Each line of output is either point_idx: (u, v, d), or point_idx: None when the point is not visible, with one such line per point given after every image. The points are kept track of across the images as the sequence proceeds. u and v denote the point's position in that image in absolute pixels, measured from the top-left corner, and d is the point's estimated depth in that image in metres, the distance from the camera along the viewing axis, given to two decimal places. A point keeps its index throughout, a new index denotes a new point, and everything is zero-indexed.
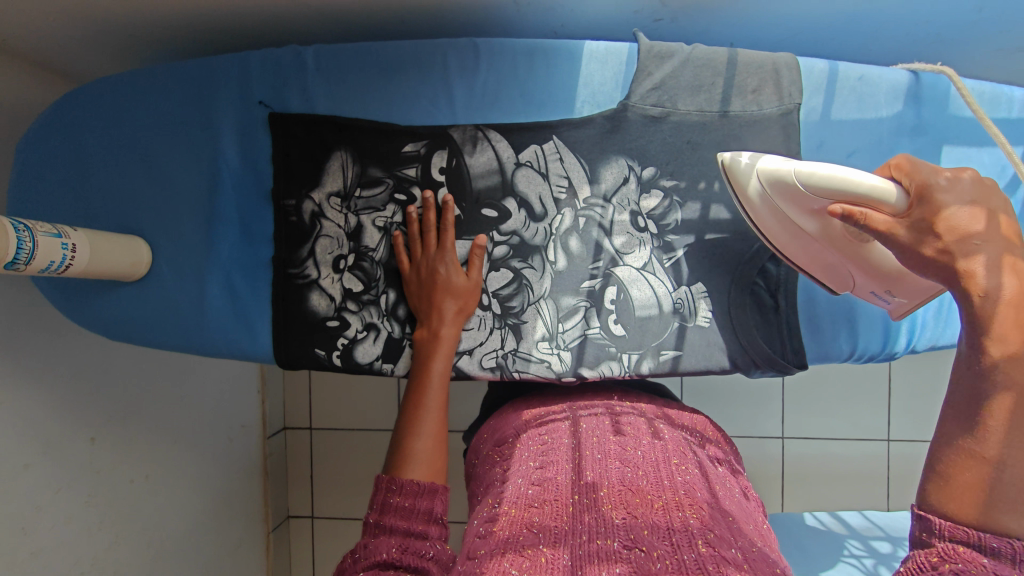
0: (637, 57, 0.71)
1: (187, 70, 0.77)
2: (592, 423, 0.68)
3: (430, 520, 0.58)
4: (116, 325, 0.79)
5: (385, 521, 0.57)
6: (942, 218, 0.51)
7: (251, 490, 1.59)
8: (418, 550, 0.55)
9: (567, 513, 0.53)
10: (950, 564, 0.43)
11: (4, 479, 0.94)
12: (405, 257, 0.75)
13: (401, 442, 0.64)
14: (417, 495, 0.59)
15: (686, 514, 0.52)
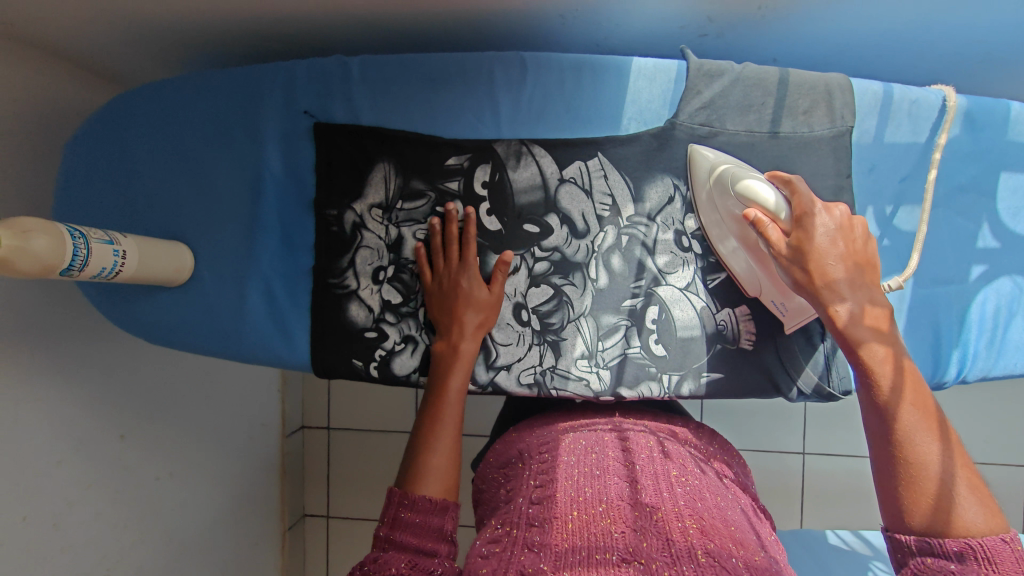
0: (686, 76, 0.70)
1: (233, 77, 0.78)
2: (593, 436, 0.69)
3: (441, 538, 0.57)
4: (155, 329, 0.80)
5: (395, 537, 0.57)
6: (812, 242, 0.58)
7: (271, 488, 1.60)
8: (425, 570, 0.54)
9: (565, 530, 0.53)
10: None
11: (38, 475, 0.95)
12: (429, 269, 0.75)
13: (414, 456, 0.63)
14: (429, 512, 0.58)
15: (686, 524, 0.53)
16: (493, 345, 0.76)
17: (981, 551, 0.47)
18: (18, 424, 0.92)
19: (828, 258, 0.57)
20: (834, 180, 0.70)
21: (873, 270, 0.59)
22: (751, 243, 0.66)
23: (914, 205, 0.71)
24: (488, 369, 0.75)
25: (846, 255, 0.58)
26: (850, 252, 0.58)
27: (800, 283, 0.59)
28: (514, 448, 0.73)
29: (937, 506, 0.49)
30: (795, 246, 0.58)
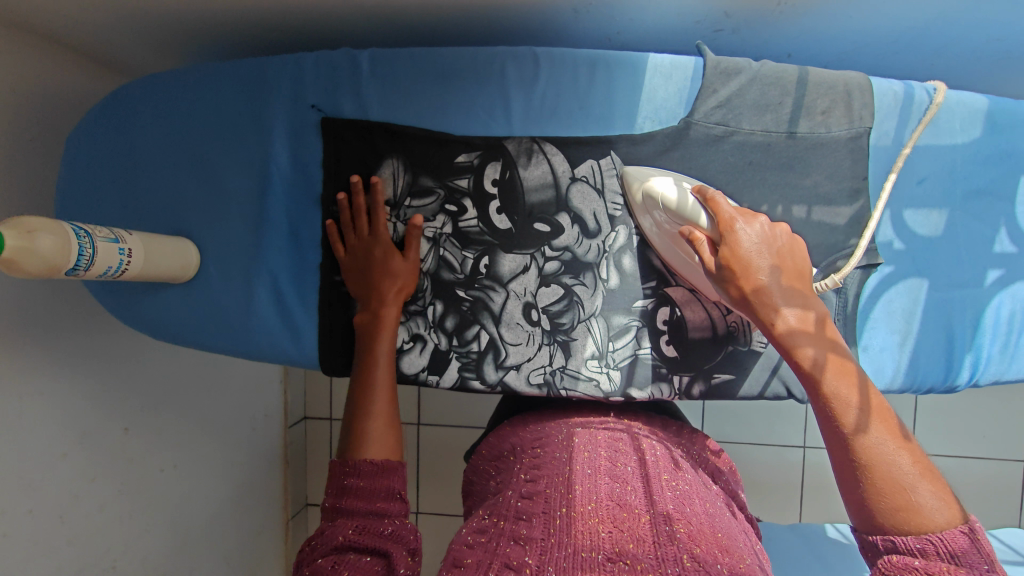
0: (703, 73, 0.69)
1: (239, 69, 0.76)
2: (583, 435, 0.68)
3: (389, 497, 0.61)
4: (160, 324, 0.79)
5: (344, 504, 0.60)
6: (740, 259, 0.57)
7: (274, 478, 1.60)
8: (376, 531, 0.58)
9: (553, 525, 0.53)
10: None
11: (42, 468, 0.95)
12: (339, 244, 0.75)
13: (353, 425, 0.66)
14: (374, 474, 0.62)
15: (674, 528, 0.53)
16: (503, 344, 0.75)
17: (945, 547, 0.45)
18: (22, 418, 0.91)
19: (756, 272, 0.56)
20: (850, 182, 0.69)
21: (804, 278, 0.58)
22: (691, 254, 0.65)
23: (932, 208, 0.70)
24: (497, 369, 0.75)
25: (774, 267, 0.56)
26: (779, 262, 0.57)
27: (735, 300, 0.58)
28: (507, 443, 0.74)
29: (899, 510, 0.47)
30: (723, 262, 0.58)
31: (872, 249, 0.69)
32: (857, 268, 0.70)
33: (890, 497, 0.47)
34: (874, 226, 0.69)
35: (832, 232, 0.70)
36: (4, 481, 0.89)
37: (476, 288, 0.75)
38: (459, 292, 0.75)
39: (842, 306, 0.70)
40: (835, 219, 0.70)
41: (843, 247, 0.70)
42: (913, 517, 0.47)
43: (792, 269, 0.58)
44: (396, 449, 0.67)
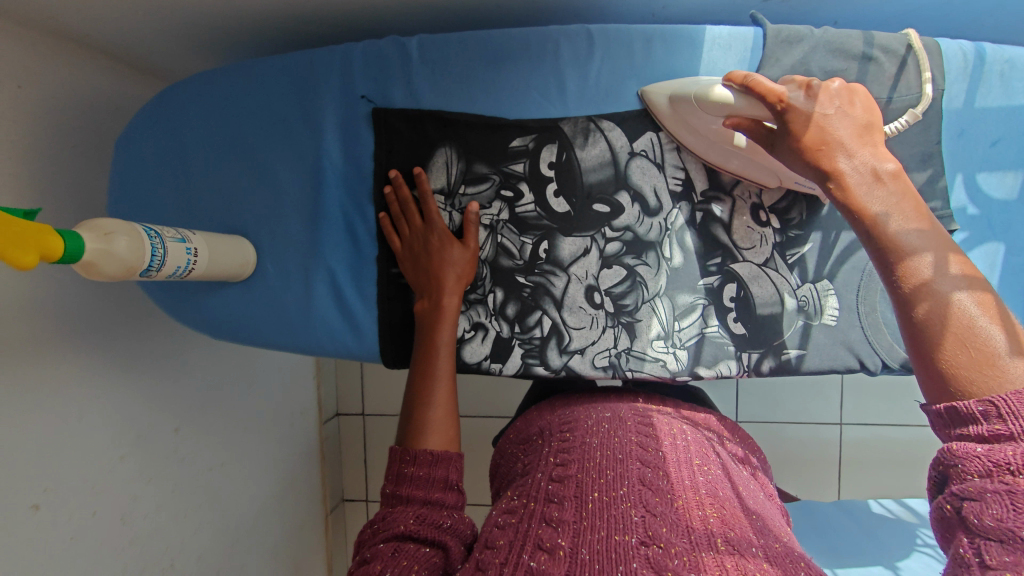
0: (764, 43, 0.68)
1: (286, 64, 0.76)
2: (612, 419, 0.68)
3: (447, 488, 0.61)
4: (220, 323, 0.79)
5: (403, 492, 0.60)
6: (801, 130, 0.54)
7: (312, 474, 1.62)
8: (434, 522, 0.58)
9: (584, 509, 0.53)
10: (954, 470, 0.41)
11: (103, 470, 0.96)
12: (394, 234, 0.75)
13: (413, 416, 0.66)
14: (432, 464, 0.62)
15: (706, 513, 0.53)
16: (566, 329, 0.75)
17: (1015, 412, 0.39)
18: (81, 421, 0.92)
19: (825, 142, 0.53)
20: (921, 148, 0.67)
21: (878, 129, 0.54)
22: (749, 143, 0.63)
23: (1006, 170, 0.68)
24: (561, 354, 0.75)
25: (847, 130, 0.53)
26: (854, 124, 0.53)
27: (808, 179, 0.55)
28: (535, 427, 0.74)
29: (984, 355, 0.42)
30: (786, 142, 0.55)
31: (948, 216, 0.68)
32: None
33: (958, 354, 0.43)
34: (947, 191, 0.68)
35: None
36: (69, 485, 0.90)
37: (536, 273, 0.74)
38: (520, 279, 0.75)
39: None
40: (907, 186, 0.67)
41: None
42: (991, 369, 0.42)
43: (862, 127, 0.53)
44: (453, 439, 0.66)
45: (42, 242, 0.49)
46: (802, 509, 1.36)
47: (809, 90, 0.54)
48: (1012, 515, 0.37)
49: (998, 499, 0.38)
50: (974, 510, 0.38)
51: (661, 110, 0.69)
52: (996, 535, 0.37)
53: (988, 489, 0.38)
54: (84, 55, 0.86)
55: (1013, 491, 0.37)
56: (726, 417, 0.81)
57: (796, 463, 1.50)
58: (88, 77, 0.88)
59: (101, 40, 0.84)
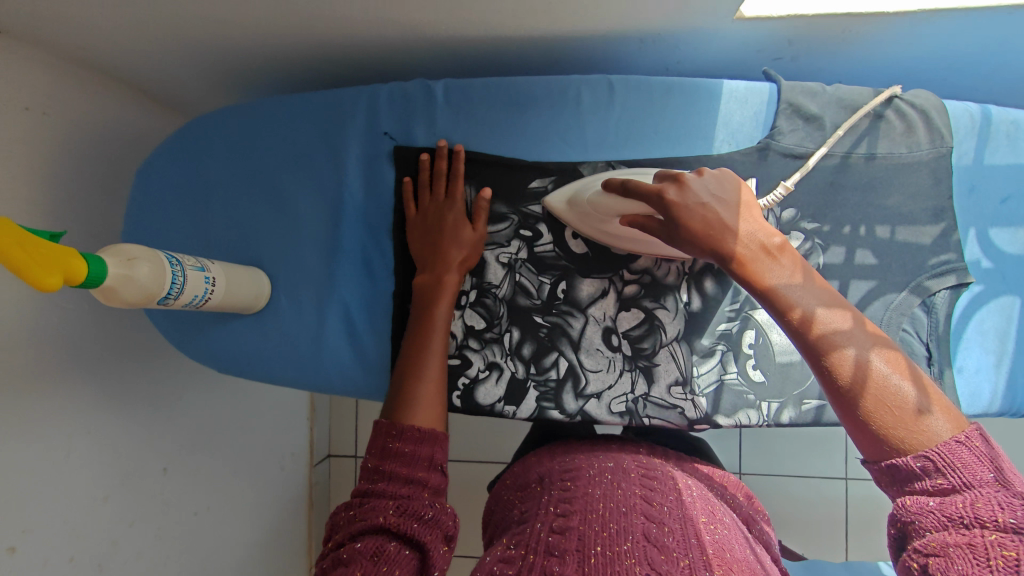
0: (778, 97, 0.71)
1: (313, 101, 0.78)
2: (615, 470, 0.65)
3: (430, 467, 0.59)
4: (226, 356, 0.77)
5: (386, 468, 0.58)
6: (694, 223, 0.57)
7: (300, 520, 1.54)
8: (416, 513, 0.55)
9: (588, 565, 0.50)
10: (914, 526, 0.47)
11: (84, 511, 0.90)
12: (412, 203, 0.75)
13: (404, 386, 0.64)
14: (418, 442, 0.59)
15: (713, 574, 0.50)
16: (582, 371, 0.74)
17: (958, 471, 0.45)
18: (69, 457, 0.87)
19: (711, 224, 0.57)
20: (933, 201, 0.69)
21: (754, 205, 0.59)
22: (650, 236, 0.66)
23: (1017, 226, 0.70)
24: (577, 397, 0.73)
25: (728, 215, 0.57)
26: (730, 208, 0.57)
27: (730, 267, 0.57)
28: (534, 474, 0.71)
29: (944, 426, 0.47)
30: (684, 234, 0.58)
31: (963, 268, 0.69)
32: (948, 287, 0.69)
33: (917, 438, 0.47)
34: (961, 245, 0.69)
35: (918, 251, 0.69)
36: (48, 526, 0.84)
37: (553, 313, 0.74)
38: (537, 319, 0.74)
39: (933, 327, 0.68)
40: (922, 238, 0.69)
41: (929, 266, 0.69)
42: (921, 434, 0.47)
43: (739, 205, 0.58)
44: (439, 416, 0.64)
45: (65, 263, 0.48)
46: (810, 569, 1.29)
47: (684, 184, 0.57)
48: (976, 571, 0.42)
49: (961, 555, 0.43)
50: (940, 566, 0.43)
51: (563, 215, 0.71)
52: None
53: (950, 545, 0.44)
54: (113, 90, 0.88)
55: (972, 546, 0.43)
56: (728, 471, 0.79)
57: (801, 521, 1.46)
58: (115, 110, 0.89)
59: (133, 74, 0.86)
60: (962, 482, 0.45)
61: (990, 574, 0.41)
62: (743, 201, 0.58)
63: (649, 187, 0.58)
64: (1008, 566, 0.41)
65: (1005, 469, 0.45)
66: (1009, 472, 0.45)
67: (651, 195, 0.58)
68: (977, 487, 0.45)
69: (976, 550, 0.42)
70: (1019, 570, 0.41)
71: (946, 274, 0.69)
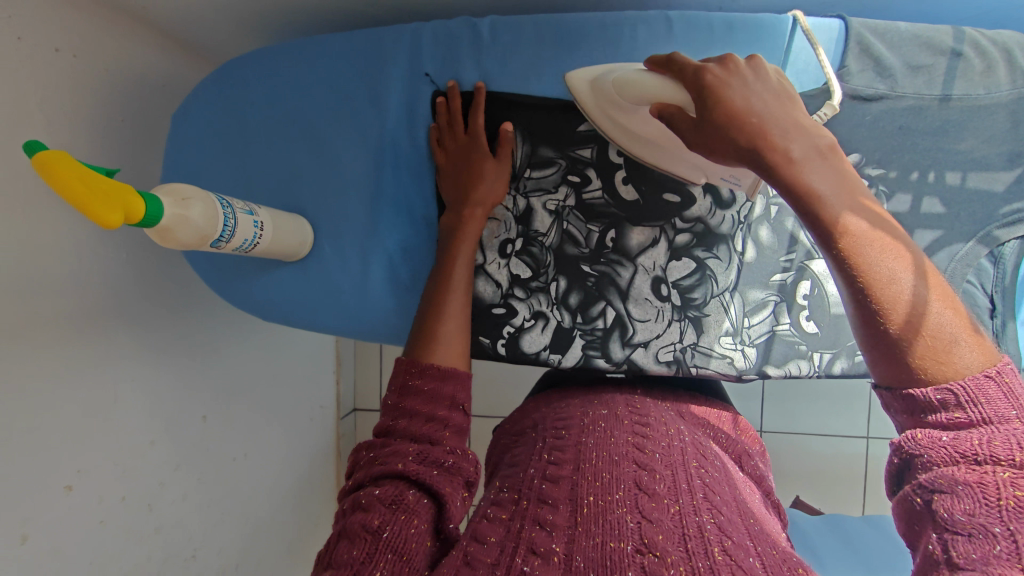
0: (848, 36, 0.67)
1: (353, 41, 0.75)
2: (609, 417, 0.62)
3: (452, 406, 0.58)
4: (269, 305, 0.78)
5: (407, 405, 0.57)
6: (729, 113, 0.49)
7: (329, 469, 1.59)
8: (436, 460, 0.54)
9: (580, 514, 0.48)
10: (918, 459, 0.43)
11: (134, 455, 0.92)
12: (436, 146, 0.74)
13: (427, 326, 0.63)
14: (439, 380, 0.59)
15: (704, 519, 0.48)
16: (630, 321, 0.73)
17: (980, 416, 0.41)
18: (117, 403, 0.89)
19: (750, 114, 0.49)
20: (1009, 146, 0.66)
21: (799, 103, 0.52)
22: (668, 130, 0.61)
23: None
24: (623, 347, 0.73)
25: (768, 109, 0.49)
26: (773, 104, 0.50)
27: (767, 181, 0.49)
28: (531, 419, 0.68)
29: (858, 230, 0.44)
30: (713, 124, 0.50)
31: None
32: (1018, 237, 0.67)
33: (936, 360, 0.43)
34: None
35: (989, 199, 0.67)
36: (100, 469, 0.86)
37: (602, 263, 0.73)
38: (585, 268, 0.73)
39: (999, 279, 0.67)
40: (993, 185, 0.66)
41: (999, 215, 0.67)
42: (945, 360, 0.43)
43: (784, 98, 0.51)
44: (466, 359, 0.63)
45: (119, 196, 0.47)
46: (830, 521, 1.27)
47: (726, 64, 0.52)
48: (983, 510, 0.38)
49: (970, 494, 0.39)
50: (945, 503, 0.40)
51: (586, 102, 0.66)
52: (964, 529, 0.39)
53: (958, 483, 0.40)
54: (145, 33, 0.86)
55: (983, 485, 0.39)
56: (740, 416, 0.72)
57: (821, 476, 1.47)
58: (147, 54, 0.87)
59: (166, 16, 0.83)
60: (982, 418, 0.41)
61: (996, 513, 0.38)
62: (786, 92, 0.52)
63: (693, 65, 0.53)
64: (1019, 508, 0.38)
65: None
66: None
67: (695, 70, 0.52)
68: (997, 422, 0.41)
69: (988, 488, 0.39)
70: None
71: (1017, 224, 0.66)
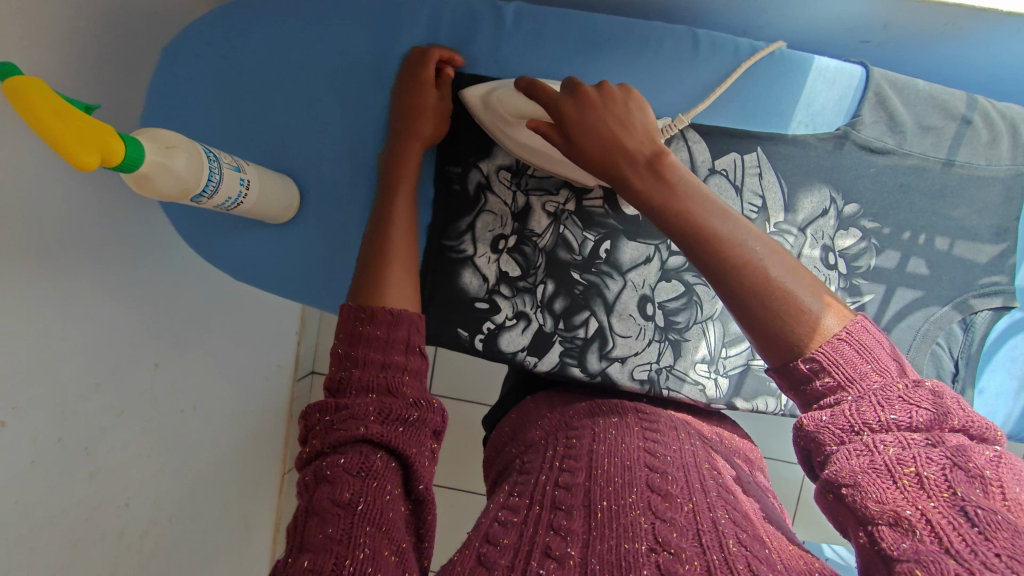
0: (868, 84, 0.67)
1: (369, 2, 0.71)
2: (618, 424, 0.60)
3: (408, 350, 0.56)
4: (243, 265, 0.74)
5: (359, 354, 0.54)
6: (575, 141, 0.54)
7: (277, 430, 1.56)
8: (398, 415, 0.52)
9: (594, 519, 0.47)
10: (816, 449, 0.45)
11: (75, 397, 0.87)
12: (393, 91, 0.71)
13: (372, 272, 0.60)
14: (389, 325, 0.56)
15: (717, 514, 0.48)
16: (611, 334, 0.73)
17: (843, 380, 0.44)
18: (64, 341, 0.83)
19: (595, 139, 0.53)
20: (998, 220, 0.68)
21: (655, 134, 0.55)
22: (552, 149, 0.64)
23: None
24: (600, 359, 0.72)
25: (608, 139, 0.53)
26: (619, 134, 0.53)
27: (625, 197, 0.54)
28: (537, 432, 0.64)
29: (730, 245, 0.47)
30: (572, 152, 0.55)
31: (1011, 291, 0.69)
32: (991, 308, 0.69)
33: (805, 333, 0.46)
34: (1014, 270, 0.69)
35: (971, 268, 0.69)
36: (38, 406, 0.81)
37: (592, 272, 0.72)
38: (574, 274, 0.72)
39: (967, 345, 0.70)
40: (977, 255, 0.69)
41: (977, 284, 0.69)
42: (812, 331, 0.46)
43: (639, 128, 0.54)
44: (415, 301, 0.61)
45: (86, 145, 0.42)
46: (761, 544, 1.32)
47: (580, 95, 0.54)
48: (890, 494, 0.39)
49: (871, 481, 0.40)
50: (856, 497, 0.41)
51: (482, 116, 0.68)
52: (884, 519, 0.39)
53: (857, 472, 0.41)
54: None
55: (877, 468, 0.40)
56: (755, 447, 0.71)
57: None
58: None
59: None
60: (846, 380, 0.44)
61: (902, 495, 0.39)
62: (644, 123, 0.54)
63: (549, 94, 0.55)
64: (913, 483, 0.39)
65: (884, 359, 0.45)
66: (888, 360, 0.45)
67: (550, 103, 0.55)
68: (862, 392, 0.43)
69: (882, 470, 0.40)
70: (925, 482, 0.39)
71: (993, 296, 0.69)
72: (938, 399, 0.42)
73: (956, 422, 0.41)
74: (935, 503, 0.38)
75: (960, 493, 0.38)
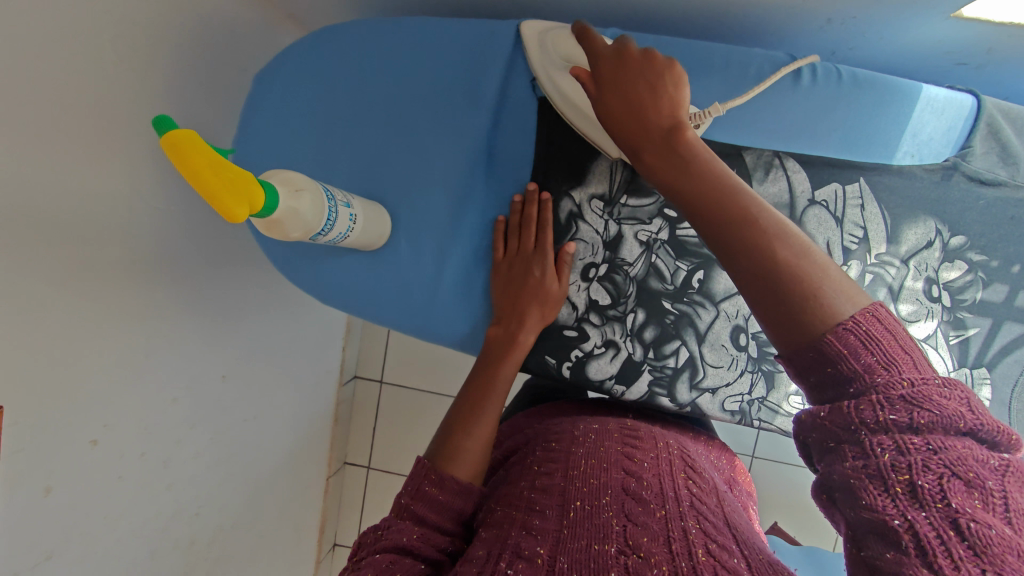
0: (979, 115, 0.66)
1: (461, 27, 0.70)
2: (600, 430, 0.60)
3: (456, 521, 0.57)
4: (330, 289, 0.74)
5: (416, 508, 0.56)
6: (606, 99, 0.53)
7: (324, 434, 1.57)
8: (436, 545, 0.53)
9: (568, 517, 0.48)
10: (812, 441, 0.42)
11: (157, 411, 0.86)
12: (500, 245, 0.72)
13: (452, 437, 0.62)
14: (456, 493, 0.58)
15: (687, 523, 0.47)
16: (701, 364, 0.72)
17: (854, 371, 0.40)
18: (147, 356, 0.81)
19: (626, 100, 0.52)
20: None
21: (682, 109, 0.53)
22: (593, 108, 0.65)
23: None
24: (690, 390, 0.72)
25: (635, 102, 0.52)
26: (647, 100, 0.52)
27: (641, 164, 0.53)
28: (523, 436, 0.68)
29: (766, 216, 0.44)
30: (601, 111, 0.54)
31: None
32: None
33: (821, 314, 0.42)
34: None
35: None
36: (125, 423, 0.80)
37: (684, 302, 0.72)
38: (666, 304, 0.72)
39: None
40: None
41: None
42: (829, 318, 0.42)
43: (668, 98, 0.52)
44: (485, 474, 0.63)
45: (230, 208, 0.43)
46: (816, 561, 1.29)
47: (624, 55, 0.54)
48: (880, 501, 0.37)
49: (864, 486, 0.38)
50: (847, 502, 0.39)
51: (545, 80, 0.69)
52: (875, 529, 0.37)
53: (850, 477, 0.38)
54: None
55: (869, 472, 0.38)
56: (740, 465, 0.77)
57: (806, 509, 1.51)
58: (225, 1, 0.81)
59: None
60: (852, 375, 0.40)
61: (891, 503, 0.37)
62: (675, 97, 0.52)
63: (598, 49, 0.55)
64: (905, 493, 0.36)
65: (893, 351, 0.40)
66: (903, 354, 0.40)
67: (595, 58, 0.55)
68: (867, 386, 0.39)
69: (875, 475, 0.38)
70: (918, 492, 0.36)
71: None
72: (947, 398, 0.38)
73: (961, 423, 0.38)
74: (926, 514, 0.35)
75: (955, 503, 0.35)
